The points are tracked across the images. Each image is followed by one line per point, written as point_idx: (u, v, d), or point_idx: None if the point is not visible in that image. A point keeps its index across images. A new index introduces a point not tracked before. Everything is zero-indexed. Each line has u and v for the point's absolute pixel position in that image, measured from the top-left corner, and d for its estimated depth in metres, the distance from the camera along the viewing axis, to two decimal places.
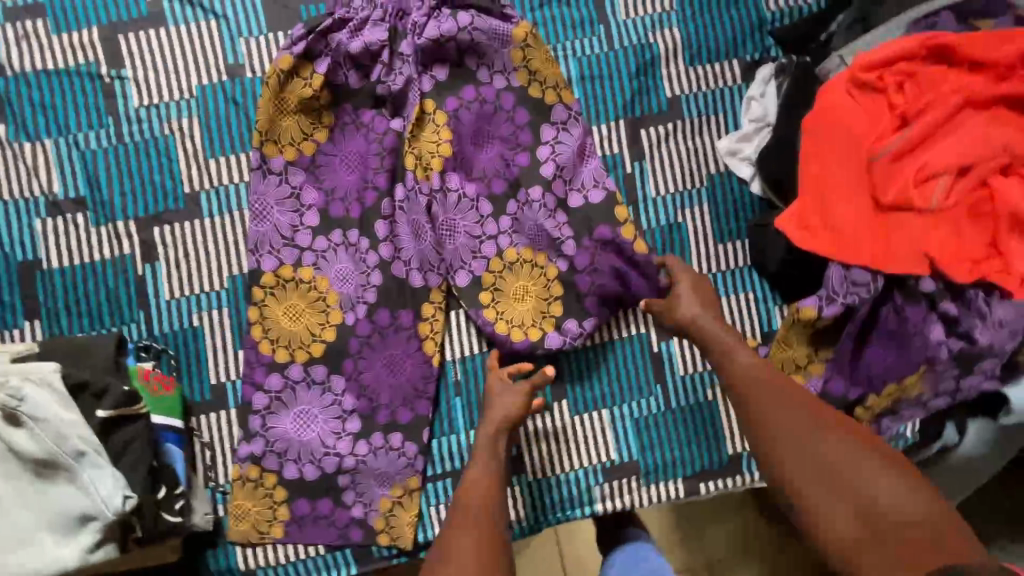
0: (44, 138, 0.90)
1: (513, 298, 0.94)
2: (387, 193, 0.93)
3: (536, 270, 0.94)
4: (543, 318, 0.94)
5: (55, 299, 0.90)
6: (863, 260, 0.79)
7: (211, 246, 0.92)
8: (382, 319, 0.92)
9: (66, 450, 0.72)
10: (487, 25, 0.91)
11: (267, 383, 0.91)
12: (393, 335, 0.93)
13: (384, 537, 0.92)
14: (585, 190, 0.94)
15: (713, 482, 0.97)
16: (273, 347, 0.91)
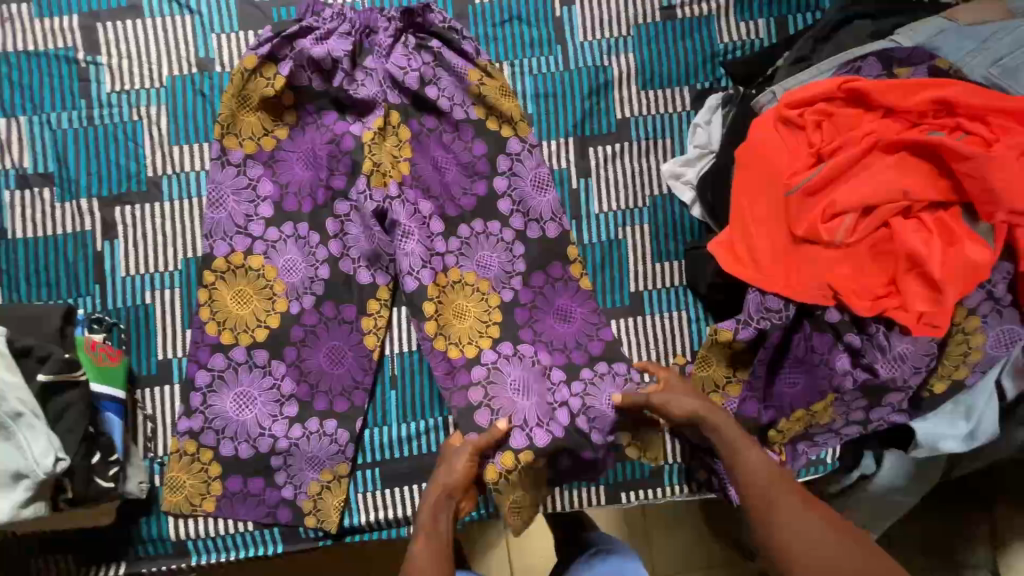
0: (18, 115, 0.95)
1: (453, 316, 0.97)
2: (341, 191, 0.97)
3: (475, 291, 0.98)
4: (481, 336, 0.97)
5: (16, 267, 0.95)
6: (774, 288, 0.83)
7: (169, 228, 0.96)
8: (327, 311, 0.97)
9: (4, 411, 0.77)
10: (447, 59, 0.99)
11: (210, 362, 0.95)
12: (335, 327, 0.97)
13: (311, 519, 0.96)
14: (542, 221, 0.99)
15: (634, 492, 1.00)
16: (219, 329, 0.95)
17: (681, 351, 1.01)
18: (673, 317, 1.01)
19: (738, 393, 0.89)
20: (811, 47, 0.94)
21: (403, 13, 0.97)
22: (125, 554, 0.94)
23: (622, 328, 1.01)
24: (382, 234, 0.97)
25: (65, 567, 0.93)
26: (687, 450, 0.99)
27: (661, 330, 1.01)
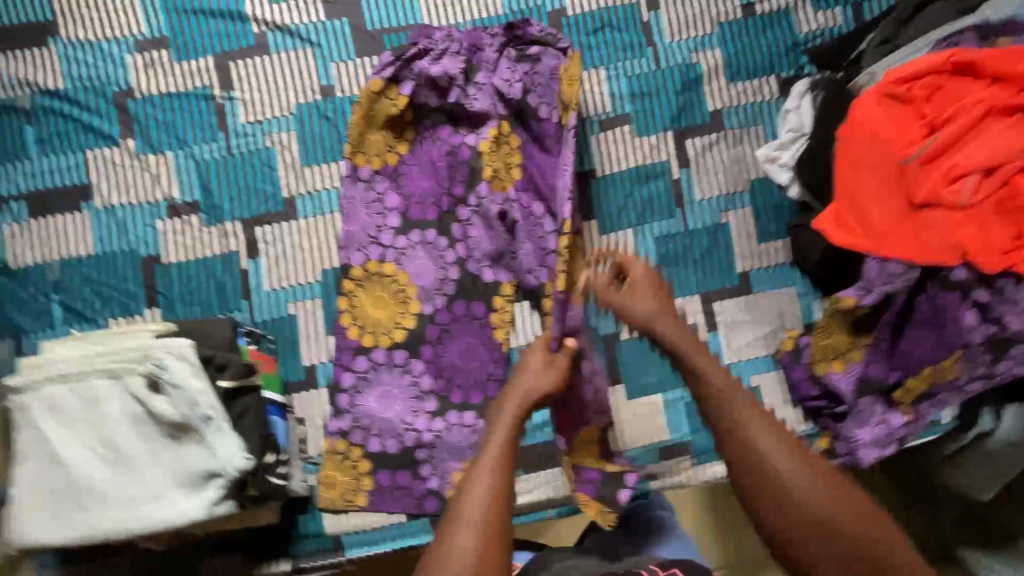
0: (165, 150, 1.04)
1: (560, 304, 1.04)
2: (462, 199, 1.05)
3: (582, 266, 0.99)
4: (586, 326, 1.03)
5: (173, 290, 1.03)
6: (899, 253, 0.88)
7: (306, 244, 1.04)
8: (458, 309, 1.03)
9: (196, 416, 0.84)
10: (546, 68, 1.04)
11: (354, 365, 1.02)
12: (466, 324, 1.04)
13: None
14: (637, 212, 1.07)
15: None
16: (361, 333, 1.02)
17: (793, 325, 1.06)
18: (783, 293, 1.06)
19: (862, 358, 0.95)
20: (894, 30, 0.99)
21: (505, 28, 1.03)
22: (288, 550, 1.00)
23: (734, 307, 1.06)
24: (502, 235, 1.04)
25: (235, 564, 1.00)
26: (808, 416, 1.04)
27: (771, 306, 1.06)
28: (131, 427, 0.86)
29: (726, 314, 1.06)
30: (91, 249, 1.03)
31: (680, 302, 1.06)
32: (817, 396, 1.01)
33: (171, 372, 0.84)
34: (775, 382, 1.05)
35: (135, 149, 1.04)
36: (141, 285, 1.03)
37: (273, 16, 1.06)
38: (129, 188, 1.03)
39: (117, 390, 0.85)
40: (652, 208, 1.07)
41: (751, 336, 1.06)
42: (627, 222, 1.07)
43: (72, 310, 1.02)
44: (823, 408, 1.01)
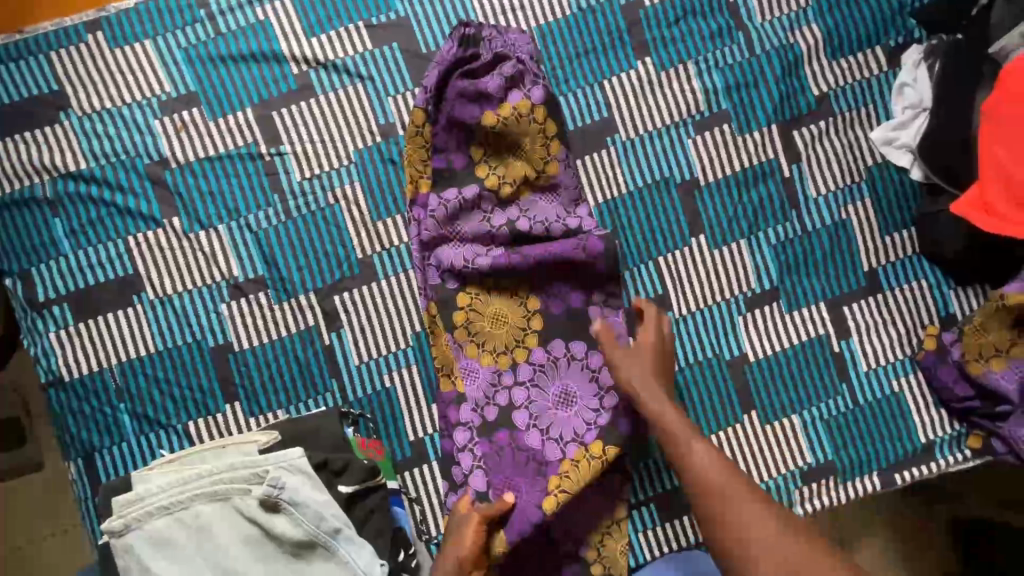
0: (217, 224, 0.91)
1: (490, 322, 0.93)
2: (576, 230, 0.93)
3: (516, 301, 0.93)
4: (523, 336, 0.93)
5: (252, 379, 0.92)
6: None
7: (391, 307, 0.93)
8: (556, 350, 0.93)
9: (324, 530, 0.75)
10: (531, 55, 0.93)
11: (461, 417, 0.90)
12: (556, 369, 0.92)
13: (598, 567, 0.91)
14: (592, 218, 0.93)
15: (908, 472, 0.96)
16: (452, 382, 0.91)
17: (930, 321, 0.97)
18: (914, 287, 0.97)
19: None
20: None
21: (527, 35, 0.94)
22: None
23: (866, 310, 0.97)
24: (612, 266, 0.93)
25: None
26: (956, 418, 0.96)
27: (904, 303, 0.97)
28: (249, 549, 0.77)
29: (857, 318, 0.97)
30: (152, 346, 0.91)
31: (806, 311, 0.97)
32: (971, 396, 0.93)
33: (288, 490, 0.73)
34: (916, 385, 0.97)
35: (182, 227, 0.91)
36: (214, 379, 0.92)
37: (314, 53, 0.92)
38: (183, 271, 0.91)
39: (228, 513, 0.76)
40: (763, 214, 0.97)
41: (886, 338, 0.97)
42: (738, 233, 0.97)
43: (144, 418, 0.91)
44: (977, 408, 0.93)
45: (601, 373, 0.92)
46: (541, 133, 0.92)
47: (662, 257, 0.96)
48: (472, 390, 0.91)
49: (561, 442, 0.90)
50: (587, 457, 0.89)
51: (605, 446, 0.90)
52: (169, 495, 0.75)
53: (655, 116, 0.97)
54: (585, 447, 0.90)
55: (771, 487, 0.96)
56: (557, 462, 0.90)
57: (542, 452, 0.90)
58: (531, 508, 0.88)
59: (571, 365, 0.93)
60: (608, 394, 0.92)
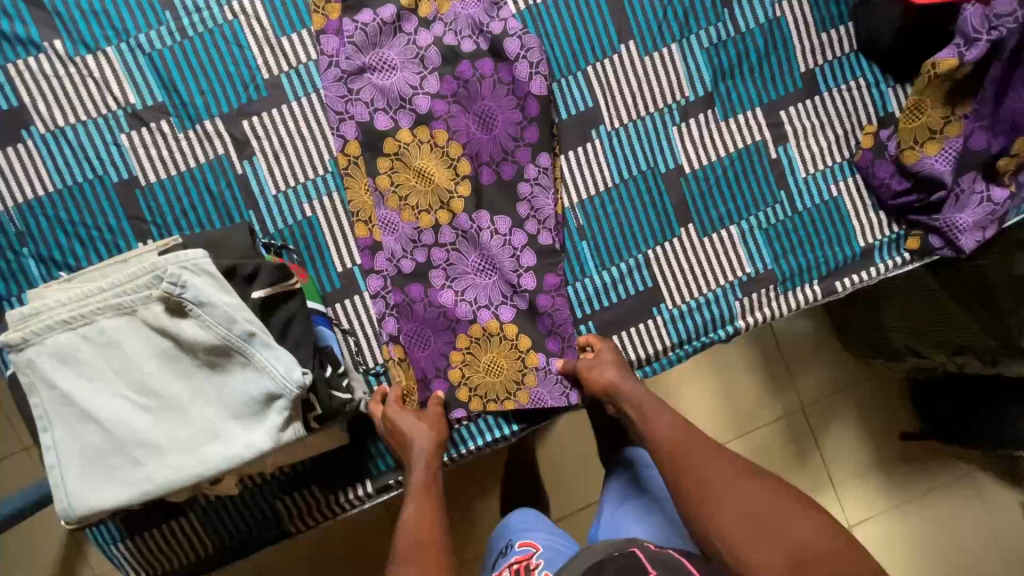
0: (105, 47, 0.84)
1: (414, 176, 0.88)
2: (502, 34, 0.87)
3: (444, 158, 0.88)
4: (448, 200, 0.88)
5: (162, 215, 0.87)
6: None
7: (306, 131, 0.88)
8: (481, 219, 0.88)
9: (236, 333, 0.71)
10: None
11: (376, 265, 0.88)
12: (478, 236, 0.88)
13: (522, 395, 0.88)
14: (521, 36, 0.87)
15: (848, 279, 0.95)
16: (369, 229, 0.88)
17: (868, 121, 0.94)
18: (853, 87, 0.94)
19: (959, 132, 0.85)
20: None
21: None
22: (368, 472, 0.91)
23: (803, 114, 0.94)
24: (538, 72, 0.88)
25: (314, 498, 0.90)
26: (894, 219, 0.95)
27: (842, 105, 0.94)
28: (163, 364, 0.73)
29: (795, 121, 0.94)
30: (50, 186, 0.85)
31: (741, 118, 0.93)
32: (907, 191, 0.91)
33: (192, 289, 0.70)
34: (854, 189, 0.95)
35: (67, 52, 0.84)
36: (122, 217, 0.86)
37: None
38: (74, 100, 0.84)
39: (136, 327, 0.72)
40: (694, 15, 0.92)
41: (824, 141, 0.94)
42: (669, 36, 0.92)
43: (51, 263, 0.86)
44: (913, 204, 0.92)
45: (523, 253, 0.89)
46: None
47: (590, 66, 0.91)
48: (389, 242, 0.88)
49: (493, 278, 0.89)
50: (499, 334, 0.88)
51: (519, 330, 0.89)
52: (69, 309, 0.71)
53: None
54: (500, 325, 0.88)
55: (713, 300, 0.94)
56: (467, 322, 0.88)
57: (453, 311, 0.88)
58: (439, 356, 0.88)
59: (493, 238, 0.88)
60: (527, 276, 0.89)
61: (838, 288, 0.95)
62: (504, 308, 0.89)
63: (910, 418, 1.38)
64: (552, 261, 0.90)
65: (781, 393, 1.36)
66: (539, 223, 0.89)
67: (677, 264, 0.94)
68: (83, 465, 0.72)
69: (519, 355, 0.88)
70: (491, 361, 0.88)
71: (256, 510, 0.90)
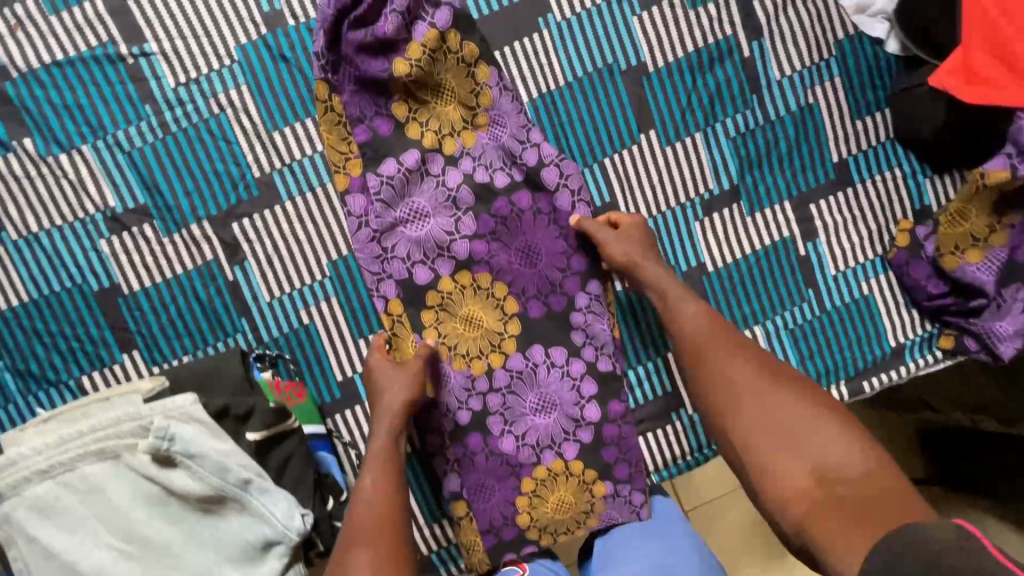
0: (79, 145, 0.77)
1: (462, 325, 0.85)
2: (537, 164, 0.82)
3: (490, 299, 0.85)
4: (501, 341, 0.86)
5: (148, 324, 0.80)
6: None
7: (302, 233, 0.81)
8: (535, 355, 0.86)
9: (231, 481, 0.66)
10: None
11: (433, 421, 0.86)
12: (534, 374, 0.87)
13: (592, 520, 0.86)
14: (540, 146, 0.82)
15: (877, 379, 0.90)
16: (422, 386, 0.84)
17: (903, 214, 0.88)
18: (888, 178, 0.88)
19: (1005, 242, 0.80)
20: None
21: None
22: None
23: (835, 207, 0.88)
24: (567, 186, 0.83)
25: None
26: (927, 317, 0.90)
27: (876, 197, 0.88)
28: (150, 510, 0.68)
29: (826, 216, 0.88)
30: (24, 294, 0.79)
31: (769, 212, 0.87)
32: (944, 293, 0.86)
33: (180, 441, 0.64)
34: (887, 286, 0.89)
35: (38, 152, 0.76)
36: (104, 326, 0.80)
37: None
38: (47, 202, 0.77)
39: (120, 472, 0.67)
40: (720, 101, 0.85)
41: (856, 237, 0.88)
42: (693, 126, 0.85)
43: (29, 376, 0.80)
44: (950, 306, 0.86)
45: (583, 382, 0.87)
46: (461, 64, 0.79)
47: (608, 157, 0.85)
48: (443, 395, 0.86)
49: (551, 422, 0.87)
50: (565, 472, 0.87)
51: (585, 465, 0.87)
52: (46, 458, 0.65)
53: None
54: (566, 463, 0.87)
55: None
56: (530, 466, 0.87)
57: (516, 457, 0.87)
58: (505, 502, 0.87)
59: (552, 372, 0.87)
60: (590, 406, 0.87)
61: (868, 388, 0.89)
62: (568, 445, 0.87)
63: None
64: (614, 387, 0.87)
65: None
66: (598, 349, 0.87)
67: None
68: None
69: (587, 490, 0.87)
70: (559, 499, 0.87)
71: None
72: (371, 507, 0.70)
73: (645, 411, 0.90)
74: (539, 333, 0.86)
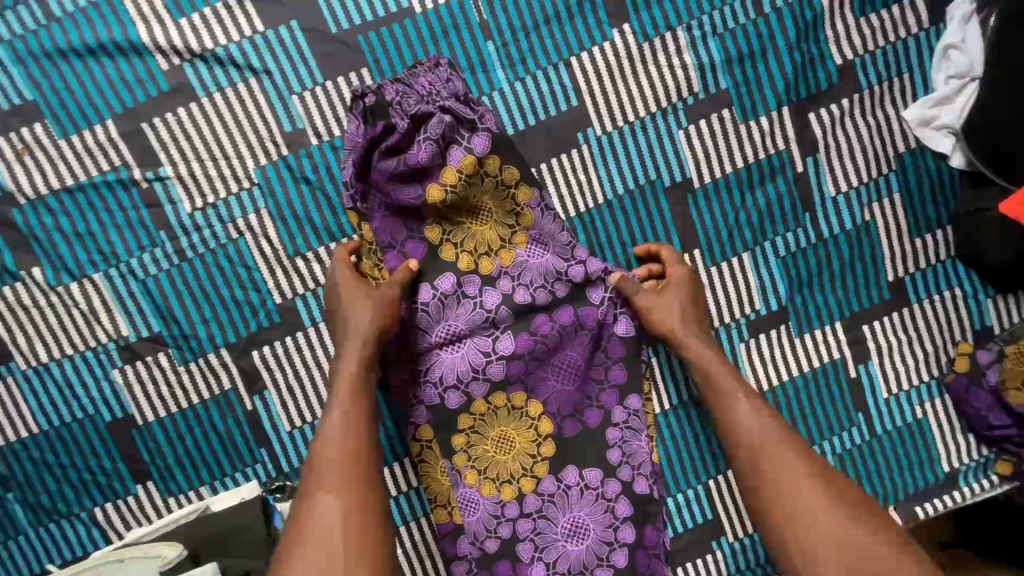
0: (91, 272, 0.73)
1: (493, 447, 0.80)
2: (583, 281, 0.78)
3: (524, 419, 0.80)
4: (534, 462, 0.81)
5: (162, 455, 0.76)
6: None
7: (324, 360, 0.77)
8: (569, 477, 0.82)
9: None
10: (437, 78, 0.70)
11: (459, 550, 0.81)
12: (567, 496, 0.82)
13: None
14: (582, 262, 0.77)
15: (935, 503, 0.84)
16: (447, 512, 0.81)
17: (963, 336, 0.83)
18: (947, 298, 0.82)
19: None
20: None
21: (429, 70, 0.70)
22: None
23: (889, 329, 0.83)
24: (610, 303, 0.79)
25: None
26: (984, 443, 0.84)
27: (934, 318, 0.82)
28: None
29: (879, 337, 0.82)
30: (33, 425, 0.75)
31: (819, 333, 0.82)
32: (1006, 425, 0.80)
33: None
34: (942, 411, 0.84)
35: (47, 280, 0.72)
36: (117, 458, 0.76)
37: (186, 42, 0.71)
38: (56, 331, 0.73)
39: None
40: (770, 219, 0.79)
41: (911, 359, 0.83)
42: (740, 244, 0.80)
43: (38, 509, 0.76)
44: (1011, 437, 0.81)
45: (618, 503, 0.82)
46: (500, 185, 0.73)
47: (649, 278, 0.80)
48: (470, 522, 0.81)
49: (583, 549, 0.82)
50: None
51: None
52: None
53: (637, 101, 0.77)
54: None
55: None
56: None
57: None
58: None
59: (585, 495, 0.82)
60: (625, 527, 0.82)
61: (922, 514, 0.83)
62: (601, 571, 0.81)
63: None
64: (650, 510, 0.82)
65: None
66: (634, 468, 0.82)
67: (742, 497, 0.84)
68: None
69: None
70: None
71: None
72: (329, 492, 0.62)
73: (686, 535, 0.84)
74: (575, 454, 0.82)
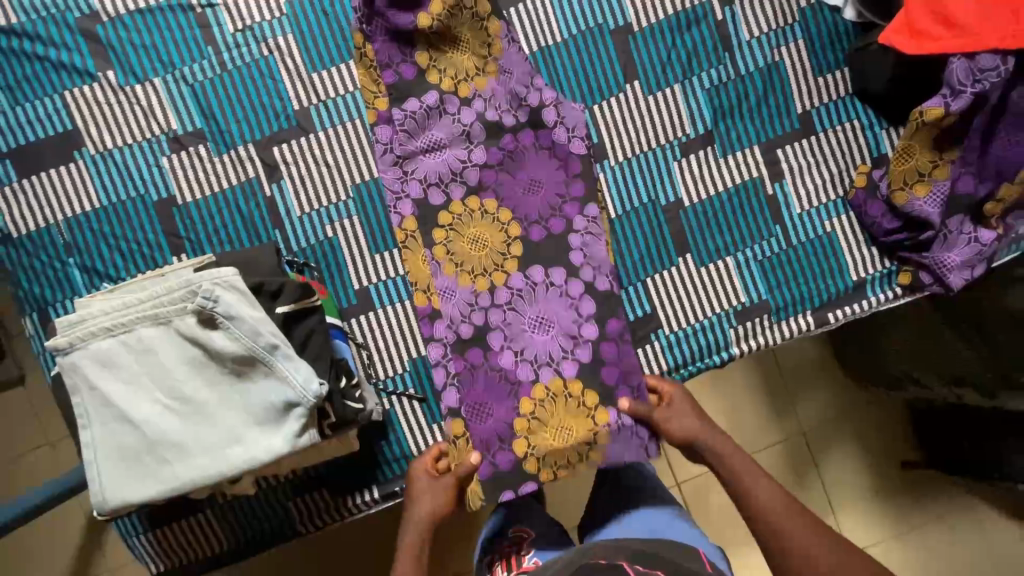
0: (152, 78, 0.92)
1: (470, 245, 0.96)
2: (539, 102, 0.96)
3: (495, 223, 0.96)
4: (503, 261, 0.96)
5: (196, 232, 0.94)
6: (991, 44, 0.83)
7: (329, 158, 0.95)
8: (534, 276, 0.96)
9: (261, 345, 0.79)
10: None
11: (436, 333, 0.95)
12: (532, 292, 0.96)
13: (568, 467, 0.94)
14: (539, 85, 0.95)
15: (840, 311, 0.98)
16: (427, 297, 0.95)
17: (861, 161, 0.99)
18: (847, 129, 0.98)
19: (947, 176, 0.91)
20: None
21: None
22: (375, 479, 0.97)
23: (799, 153, 0.99)
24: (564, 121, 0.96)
25: (323, 500, 0.97)
26: (886, 255, 0.98)
27: (837, 144, 0.99)
28: (193, 371, 0.80)
29: (791, 160, 0.99)
30: (95, 202, 0.93)
31: (739, 154, 0.99)
32: (898, 229, 0.95)
33: (224, 304, 0.77)
34: (848, 224, 0.99)
35: (117, 82, 0.92)
36: (159, 232, 0.94)
37: None
38: (121, 124, 0.92)
39: (170, 334, 0.79)
40: (696, 57, 0.98)
41: (818, 179, 0.99)
42: (672, 77, 0.98)
43: (93, 272, 0.94)
44: (905, 241, 0.96)
45: (583, 301, 0.96)
46: (476, 18, 0.94)
47: (597, 104, 0.98)
48: (448, 308, 0.95)
49: (547, 338, 0.96)
50: (564, 393, 0.95)
51: (584, 386, 0.95)
52: (111, 317, 0.78)
53: None
54: (563, 381, 0.95)
55: (704, 327, 0.99)
56: (530, 382, 0.95)
57: (515, 372, 0.95)
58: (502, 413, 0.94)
59: (550, 291, 0.96)
60: (587, 323, 0.96)
61: (830, 319, 0.98)
62: (566, 363, 0.95)
63: (912, 453, 1.32)
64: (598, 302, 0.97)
65: (781, 426, 1.31)
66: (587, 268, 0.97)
67: (676, 292, 0.99)
68: (116, 461, 0.79)
69: (589, 415, 0.95)
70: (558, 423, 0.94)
71: (269, 514, 0.97)
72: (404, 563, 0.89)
73: (631, 326, 0.99)
74: (535, 250, 0.97)
